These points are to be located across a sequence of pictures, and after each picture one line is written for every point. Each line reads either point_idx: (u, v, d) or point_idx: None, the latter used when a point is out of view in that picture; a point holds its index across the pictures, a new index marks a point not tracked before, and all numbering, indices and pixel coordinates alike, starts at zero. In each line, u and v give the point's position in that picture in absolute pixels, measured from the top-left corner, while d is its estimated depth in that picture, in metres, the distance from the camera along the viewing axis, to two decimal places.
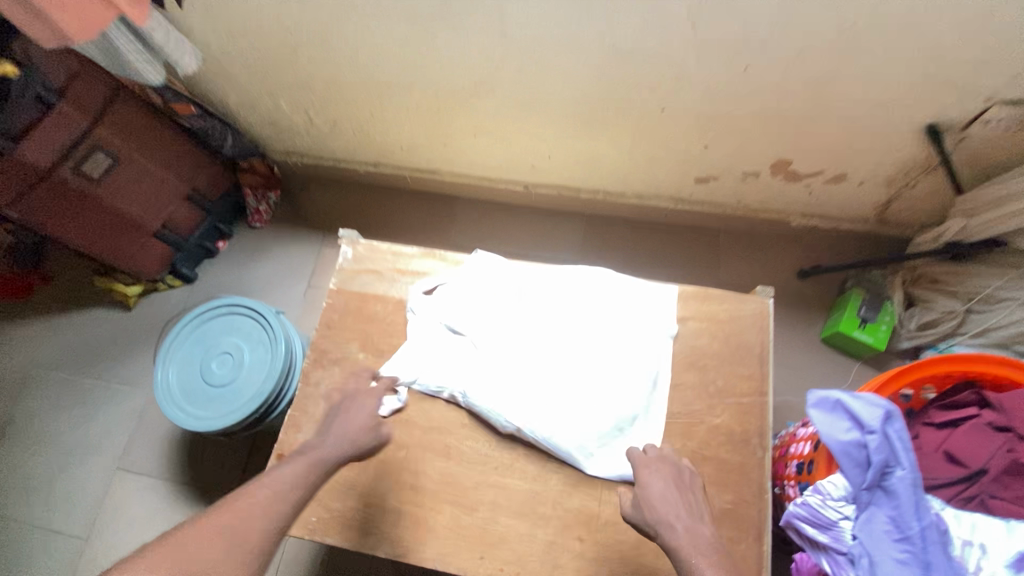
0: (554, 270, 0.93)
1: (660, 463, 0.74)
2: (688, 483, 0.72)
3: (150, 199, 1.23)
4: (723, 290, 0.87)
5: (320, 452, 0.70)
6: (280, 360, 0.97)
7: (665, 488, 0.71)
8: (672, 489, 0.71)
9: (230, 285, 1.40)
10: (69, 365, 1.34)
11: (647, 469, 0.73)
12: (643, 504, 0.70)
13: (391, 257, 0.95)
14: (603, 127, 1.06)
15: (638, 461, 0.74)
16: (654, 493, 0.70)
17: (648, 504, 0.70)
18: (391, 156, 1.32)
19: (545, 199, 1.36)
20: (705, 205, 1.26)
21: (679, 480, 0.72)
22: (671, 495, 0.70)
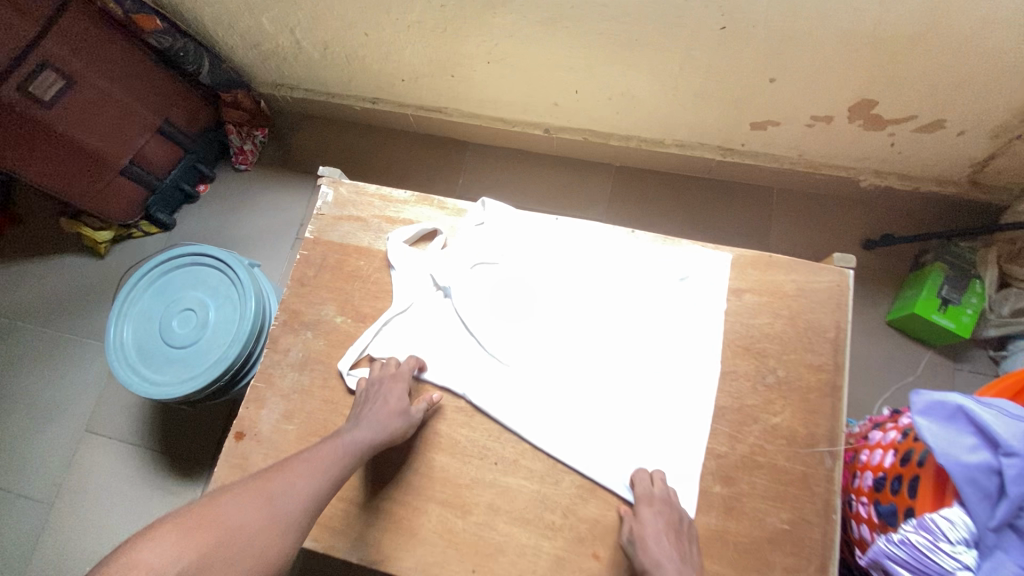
0: (578, 227, 0.75)
1: (665, 501, 0.59)
2: (686, 523, 0.59)
3: (114, 130, 1.07)
4: (791, 257, 0.69)
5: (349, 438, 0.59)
6: (249, 321, 0.83)
7: (660, 530, 0.57)
8: (668, 532, 0.57)
9: (211, 235, 1.25)
10: (35, 316, 1.22)
11: (646, 505, 0.59)
12: (633, 545, 0.57)
13: (380, 203, 0.78)
14: (645, 52, 0.86)
15: (639, 491, 0.60)
16: (648, 536, 0.57)
17: (640, 542, 0.57)
18: (391, 90, 1.13)
19: (567, 146, 1.17)
20: (758, 157, 1.06)
21: (678, 521, 0.58)
22: (666, 538, 0.57)
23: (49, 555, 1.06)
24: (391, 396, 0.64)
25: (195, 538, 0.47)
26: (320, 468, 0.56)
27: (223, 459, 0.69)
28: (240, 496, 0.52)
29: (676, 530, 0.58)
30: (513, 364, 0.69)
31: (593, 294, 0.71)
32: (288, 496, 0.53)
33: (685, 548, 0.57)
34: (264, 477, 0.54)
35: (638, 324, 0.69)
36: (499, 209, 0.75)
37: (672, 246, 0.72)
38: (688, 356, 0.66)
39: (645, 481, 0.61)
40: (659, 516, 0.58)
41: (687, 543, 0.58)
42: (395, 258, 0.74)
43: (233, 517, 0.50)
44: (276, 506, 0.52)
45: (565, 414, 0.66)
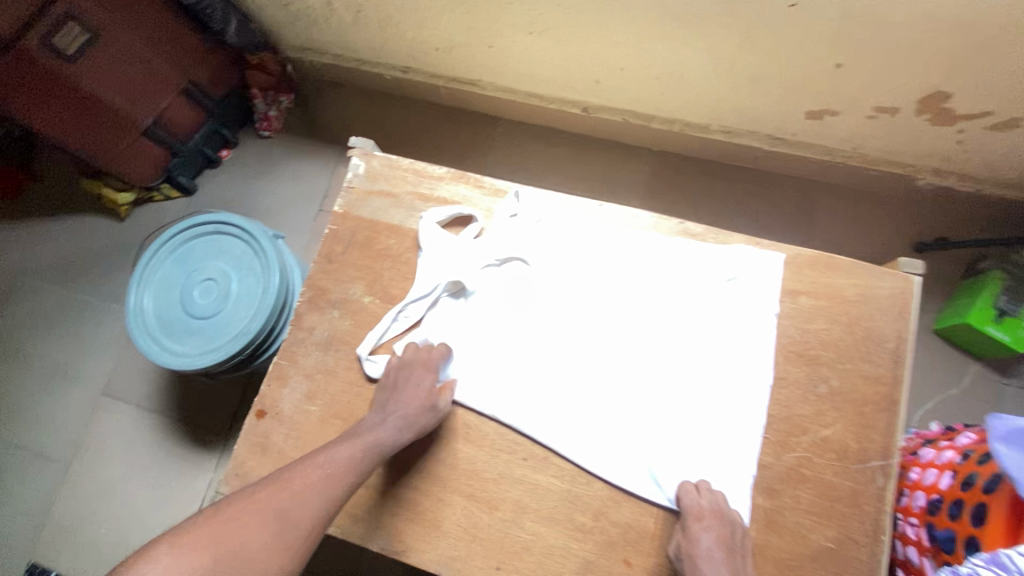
0: (617, 220, 0.70)
1: (714, 516, 0.55)
2: (739, 538, 0.55)
3: (137, 88, 1.03)
4: (852, 259, 0.64)
5: (372, 438, 0.58)
6: (272, 295, 0.80)
7: (713, 550, 0.53)
8: (722, 551, 0.53)
9: (232, 202, 1.22)
10: (54, 276, 1.20)
11: (695, 521, 0.55)
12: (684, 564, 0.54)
13: (414, 178, 0.74)
14: (701, 27, 0.79)
15: (689, 506, 0.56)
16: (700, 558, 0.53)
17: (690, 565, 0.53)
18: (424, 59, 1.08)
19: (605, 127, 1.11)
20: (809, 148, 1.00)
21: (733, 537, 0.55)
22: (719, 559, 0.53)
23: (65, 514, 1.07)
24: (413, 388, 0.61)
25: (195, 557, 0.49)
26: (333, 475, 0.55)
27: (242, 437, 0.67)
28: (245, 512, 0.51)
29: (729, 547, 0.54)
30: (536, 363, 0.66)
31: (631, 292, 0.67)
32: (297, 507, 0.52)
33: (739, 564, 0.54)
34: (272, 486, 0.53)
35: (682, 326, 0.65)
36: (539, 197, 0.71)
37: (722, 244, 0.67)
38: (734, 362, 0.62)
39: (691, 493, 0.57)
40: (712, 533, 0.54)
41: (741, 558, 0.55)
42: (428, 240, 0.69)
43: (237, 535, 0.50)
44: (284, 519, 0.52)
45: (594, 422, 0.63)
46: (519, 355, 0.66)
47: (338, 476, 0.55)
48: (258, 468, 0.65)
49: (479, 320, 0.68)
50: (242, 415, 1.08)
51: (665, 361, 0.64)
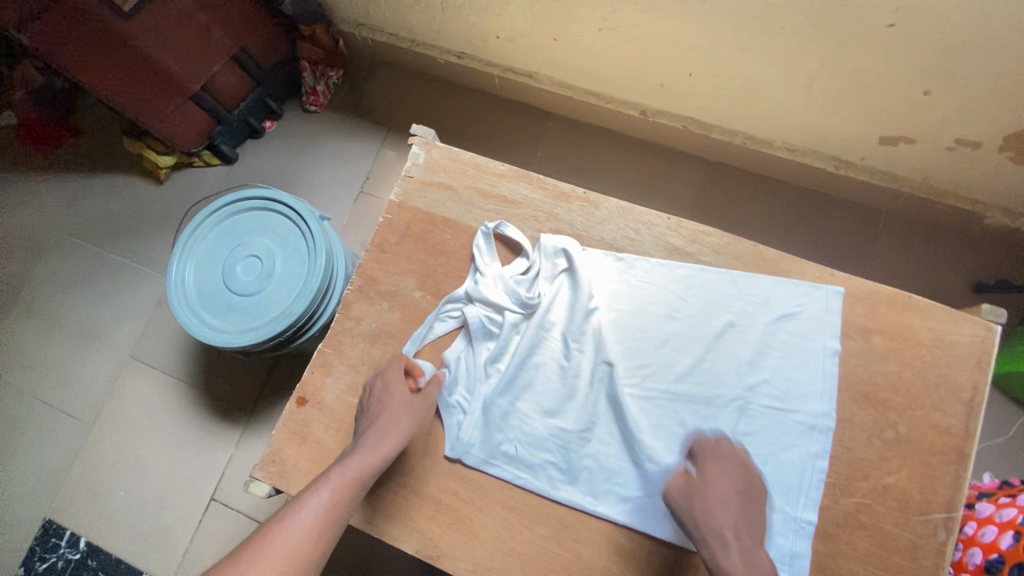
0: (682, 245, 0.65)
1: (733, 460, 0.54)
2: (752, 489, 0.53)
3: (191, 52, 1.01)
4: (930, 301, 0.61)
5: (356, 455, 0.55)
6: (316, 278, 0.78)
7: (726, 497, 0.52)
8: (737, 498, 0.52)
9: (272, 175, 1.20)
10: (89, 233, 1.20)
11: (711, 462, 0.54)
12: (695, 504, 0.52)
13: (474, 173, 0.71)
14: (787, 39, 0.76)
15: (705, 449, 0.55)
16: (711, 502, 0.52)
17: (701, 503, 0.52)
18: (482, 46, 1.05)
19: (661, 133, 1.08)
20: (876, 175, 0.96)
21: (748, 489, 0.53)
22: (733, 510, 0.51)
23: (86, 474, 1.07)
24: (388, 394, 0.60)
25: None
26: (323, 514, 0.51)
27: (281, 423, 0.65)
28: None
29: (745, 521, 0.51)
30: (576, 417, 0.62)
31: (677, 343, 0.62)
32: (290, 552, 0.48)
33: (754, 519, 0.52)
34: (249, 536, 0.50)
35: (738, 371, 0.60)
36: (558, 243, 0.65)
37: (793, 280, 0.63)
38: (799, 403, 0.59)
39: (710, 440, 0.56)
40: (725, 482, 0.53)
41: (757, 514, 0.52)
42: (480, 248, 0.67)
43: None
44: (273, 571, 0.47)
45: (634, 469, 0.59)
46: (557, 410, 0.62)
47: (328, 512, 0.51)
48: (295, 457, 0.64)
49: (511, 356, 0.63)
50: (267, 392, 1.07)
51: (713, 411, 0.60)
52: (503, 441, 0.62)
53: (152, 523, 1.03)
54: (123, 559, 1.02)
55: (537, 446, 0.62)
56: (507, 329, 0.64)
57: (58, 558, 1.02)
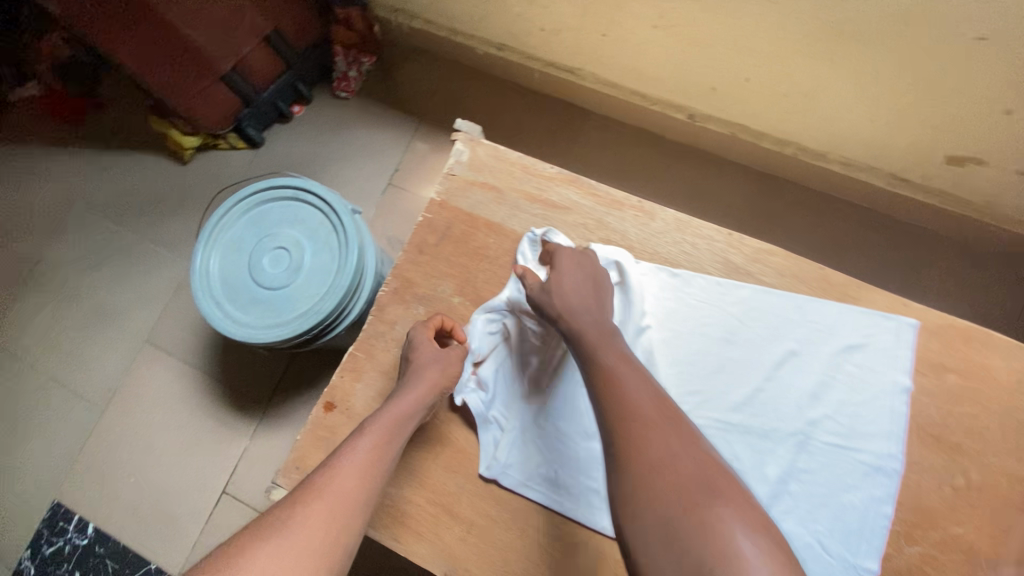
0: (743, 264, 0.61)
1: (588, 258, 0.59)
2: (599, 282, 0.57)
3: (224, 32, 0.96)
4: (1009, 339, 0.57)
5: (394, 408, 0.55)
6: (347, 275, 0.74)
7: (576, 279, 0.56)
8: (586, 280, 0.56)
9: (298, 161, 1.16)
10: (109, 212, 1.17)
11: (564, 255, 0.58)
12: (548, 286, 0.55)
13: (521, 175, 0.67)
14: (860, 47, 0.71)
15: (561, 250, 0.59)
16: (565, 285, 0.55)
17: (553, 284, 0.55)
18: (526, 39, 1.01)
19: (706, 139, 1.03)
20: (935, 195, 0.91)
21: (599, 278, 0.57)
22: (583, 289, 0.55)
23: (96, 458, 1.05)
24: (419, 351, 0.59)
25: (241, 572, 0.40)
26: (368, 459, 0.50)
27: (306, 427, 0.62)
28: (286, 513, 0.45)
29: (596, 299, 0.55)
30: None
31: (734, 369, 0.58)
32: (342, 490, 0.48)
33: (604, 301, 0.56)
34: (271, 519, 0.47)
35: (799, 403, 0.56)
36: (610, 254, 0.61)
37: (862, 308, 0.59)
38: (863, 442, 0.55)
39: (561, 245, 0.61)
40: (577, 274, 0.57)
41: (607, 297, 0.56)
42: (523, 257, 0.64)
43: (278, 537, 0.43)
44: (325, 506, 0.46)
45: None
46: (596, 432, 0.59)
47: (374, 454, 0.51)
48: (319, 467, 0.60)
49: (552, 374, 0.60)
50: (284, 387, 1.04)
51: (770, 445, 0.56)
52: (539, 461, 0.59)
53: (161, 513, 1.00)
54: (131, 547, 0.99)
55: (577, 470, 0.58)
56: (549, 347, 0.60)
57: (65, 543, 1.00)
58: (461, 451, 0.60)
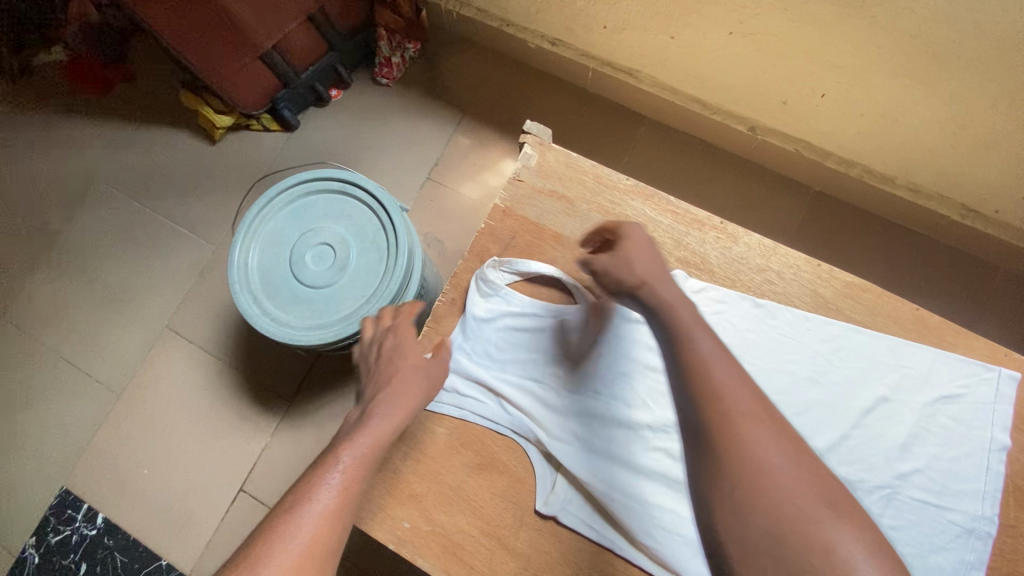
0: (833, 299, 0.57)
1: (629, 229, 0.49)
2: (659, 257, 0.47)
3: (268, 10, 0.90)
4: None
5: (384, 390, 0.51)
6: (396, 278, 0.70)
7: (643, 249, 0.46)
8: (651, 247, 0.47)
9: (333, 148, 1.11)
10: (132, 188, 1.12)
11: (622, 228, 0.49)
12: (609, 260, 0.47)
13: (594, 185, 0.63)
14: (960, 68, 0.66)
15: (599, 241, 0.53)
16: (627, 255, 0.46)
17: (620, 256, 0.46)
18: (584, 35, 0.95)
19: (766, 154, 0.98)
20: (1007, 231, 0.87)
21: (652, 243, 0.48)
22: (655, 267, 0.45)
23: (109, 445, 1.01)
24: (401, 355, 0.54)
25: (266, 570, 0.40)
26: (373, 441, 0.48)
27: (347, 459, 0.47)
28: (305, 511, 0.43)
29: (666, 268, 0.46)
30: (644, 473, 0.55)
31: (819, 413, 0.54)
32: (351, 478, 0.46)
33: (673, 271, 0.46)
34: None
35: (885, 453, 0.53)
36: (691, 285, 0.58)
37: (957, 355, 0.55)
38: (954, 501, 0.52)
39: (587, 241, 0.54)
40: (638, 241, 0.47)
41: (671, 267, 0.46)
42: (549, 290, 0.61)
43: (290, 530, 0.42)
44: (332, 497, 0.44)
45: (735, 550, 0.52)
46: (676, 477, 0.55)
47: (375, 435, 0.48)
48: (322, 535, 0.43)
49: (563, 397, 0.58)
50: (310, 383, 1.00)
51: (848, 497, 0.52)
52: (604, 506, 0.55)
53: (174, 507, 0.97)
54: (141, 541, 0.96)
55: (602, 507, 0.55)
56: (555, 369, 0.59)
57: (73, 532, 0.97)
58: (520, 480, 0.56)
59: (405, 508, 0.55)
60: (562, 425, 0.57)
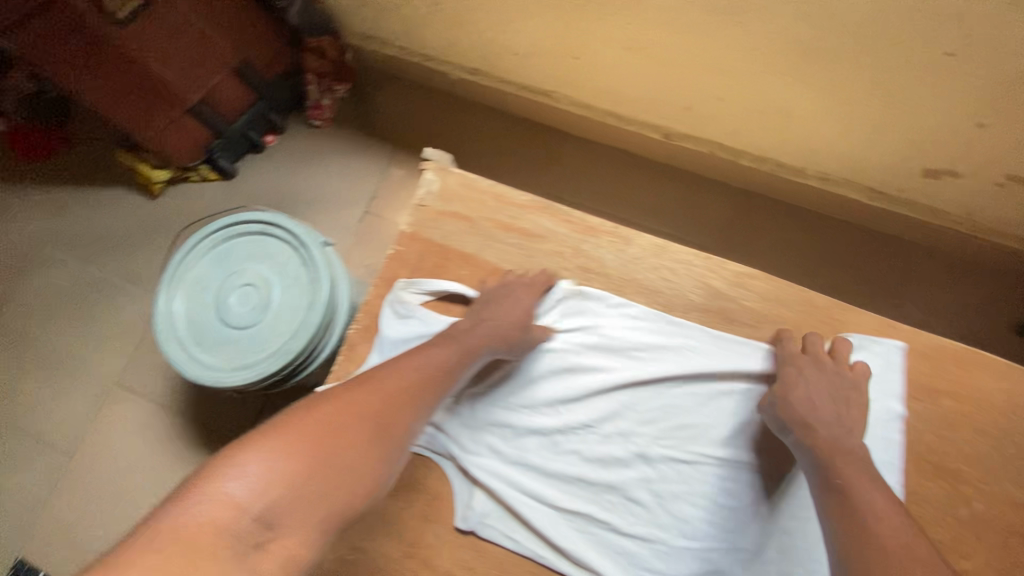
0: (725, 288, 0.59)
1: (824, 360, 0.53)
2: (854, 397, 0.52)
3: (189, 64, 0.94)
4: (1004, 359, 0.55)
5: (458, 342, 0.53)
6: (318, 311, 0.71)
7: (818, 395, 0.51)
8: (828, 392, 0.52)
9: (273, 192, 1.14)
10: (76, 250, 1.13)
11: (798, 362, 0.53)
12: (780, 405, 0.52)
13: (495, 203, 0.65)
14: (831, 61, 0.70)
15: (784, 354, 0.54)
16: (804, 390, 0.51)
17: (785, 400, 0.52)
18: (498, 63, 0.99)
19: (686, 158, 1.02)
20: (915, 208, 0.90)
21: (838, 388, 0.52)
22: (823, 411, 0.50)
23: (63, 510, 1.00)
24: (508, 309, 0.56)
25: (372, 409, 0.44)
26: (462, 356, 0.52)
27: (441, 354, 0.51)
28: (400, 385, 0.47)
29: (839, 416, 0.50)
30: (558, 475, 0.56)
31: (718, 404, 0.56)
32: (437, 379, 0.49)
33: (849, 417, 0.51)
34: (293, 414, 0.43)
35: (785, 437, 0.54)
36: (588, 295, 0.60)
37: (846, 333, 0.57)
38: None
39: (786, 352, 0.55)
40: (821, 376, 0.52)
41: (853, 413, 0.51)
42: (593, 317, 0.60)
43: (389, 389, 0.46)
44: (425, 380, 0.49)
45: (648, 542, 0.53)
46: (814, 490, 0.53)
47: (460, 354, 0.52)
48: (410, 415, 0.46)
49: (475, 409, 0.58)
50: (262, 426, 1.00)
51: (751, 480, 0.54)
52: (517, 512, 0.55)
53: None
54: None
55: (516, 515, 0.55)
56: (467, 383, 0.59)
57: None
58: (438, 498, 0.56)
59: None
60: (473, 438, 0.57)
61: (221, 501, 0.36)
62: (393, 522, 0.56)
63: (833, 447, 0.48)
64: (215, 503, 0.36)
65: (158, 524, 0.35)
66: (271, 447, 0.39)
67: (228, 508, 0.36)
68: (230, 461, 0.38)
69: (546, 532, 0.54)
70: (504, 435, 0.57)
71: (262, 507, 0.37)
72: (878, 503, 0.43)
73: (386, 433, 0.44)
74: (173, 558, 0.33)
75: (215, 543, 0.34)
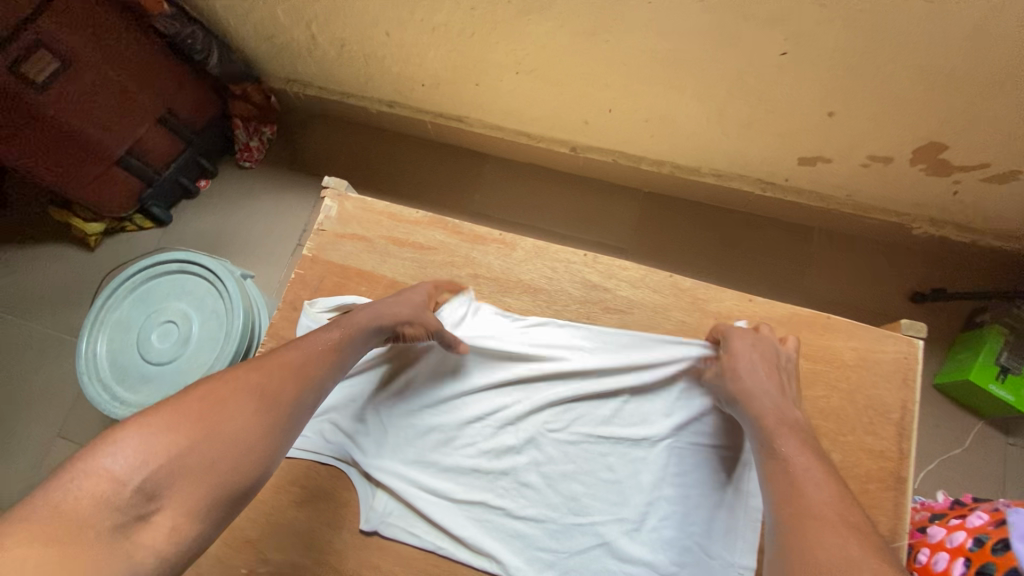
0: (600, 281, 0.64)
1: (763, 338, 0.56)
2: (787, 367, 0.55)
3: (113, 118, 0.98)
4: (849, 319, 0.61)
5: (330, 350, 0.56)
6: (235, 340, 0.74)
7: (758, 367, 0.53)
8: (766, 363, 0.54)
9: (209, 234, 1.18)
10: (15, 308, 1.15)
11: (739, 338, 0.56)
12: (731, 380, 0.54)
13: (390, 222, 0.70)
14: (694, 71, 0.77)
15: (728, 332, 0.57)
16: (747, 363, 0.53)
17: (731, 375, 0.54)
18: (411, 95, 1.05)
19: (596, 168, 1.08)
20: (803, 195, 0.97)
21: (773, 360, 0.54)
22: (764, 381, 0.52)
23: None
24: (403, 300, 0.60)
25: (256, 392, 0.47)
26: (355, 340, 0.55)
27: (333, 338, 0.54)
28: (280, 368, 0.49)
29: (779, 387, 0.52)
30: (457, 470, 0.59)
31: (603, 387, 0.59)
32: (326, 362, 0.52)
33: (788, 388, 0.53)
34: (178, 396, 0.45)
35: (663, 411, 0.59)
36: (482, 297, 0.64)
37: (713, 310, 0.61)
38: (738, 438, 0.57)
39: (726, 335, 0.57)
40: (757, 348, 0.55)
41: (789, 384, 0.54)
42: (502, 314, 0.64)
43: (275, 373, 0.49)
44: (315, 361, 0.52)
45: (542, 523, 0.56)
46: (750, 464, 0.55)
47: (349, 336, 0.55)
48: (299, 388, 0.50)
49: (378, 416, 0.61)
50: None
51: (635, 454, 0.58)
52: (418, 509, 0.58)
53: None
54: None
55: (417, 511, 0.58)
56: (370, 393, 0.62)
57: None
58: (345, 504, 0.59)
59: (240, 555, 0.57)
60: (376, 443, 0.60)
61: (100, 476, 0.39)
62: (304, 531, 0.58)
63: (777, 418, 0.50)
64: (95, 478, 0.38)
65: (35, 499, 0.37)
66: (155, 425, 0.42)
67: (108, 481, 0.39)
68: (113, 437, 0.41)
69: (446, 524, 0.57)
70: (406, 438, 0.60)
71: (145, 478, 0.40)
72: (815, 471, 0.45)
73: (274, 409, 0.47)
74: (54, 528, 0.35)
75: (96, 512, 0.37)
